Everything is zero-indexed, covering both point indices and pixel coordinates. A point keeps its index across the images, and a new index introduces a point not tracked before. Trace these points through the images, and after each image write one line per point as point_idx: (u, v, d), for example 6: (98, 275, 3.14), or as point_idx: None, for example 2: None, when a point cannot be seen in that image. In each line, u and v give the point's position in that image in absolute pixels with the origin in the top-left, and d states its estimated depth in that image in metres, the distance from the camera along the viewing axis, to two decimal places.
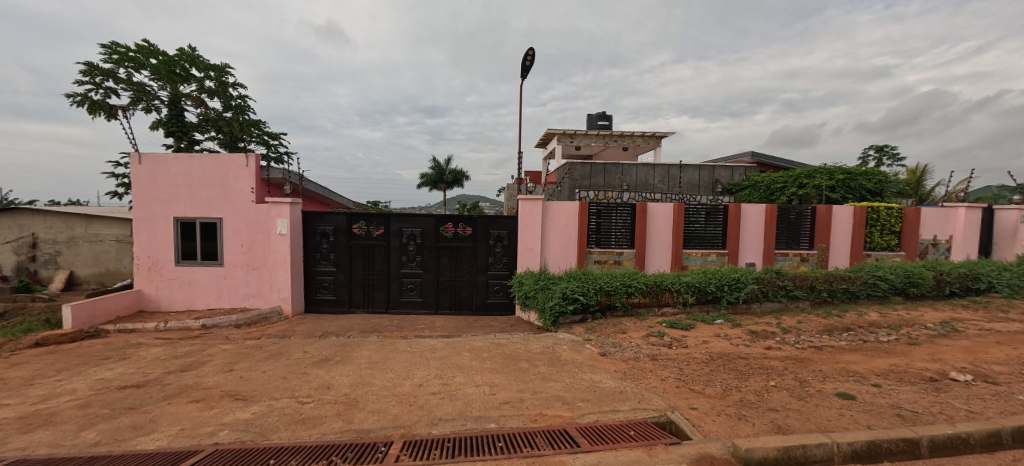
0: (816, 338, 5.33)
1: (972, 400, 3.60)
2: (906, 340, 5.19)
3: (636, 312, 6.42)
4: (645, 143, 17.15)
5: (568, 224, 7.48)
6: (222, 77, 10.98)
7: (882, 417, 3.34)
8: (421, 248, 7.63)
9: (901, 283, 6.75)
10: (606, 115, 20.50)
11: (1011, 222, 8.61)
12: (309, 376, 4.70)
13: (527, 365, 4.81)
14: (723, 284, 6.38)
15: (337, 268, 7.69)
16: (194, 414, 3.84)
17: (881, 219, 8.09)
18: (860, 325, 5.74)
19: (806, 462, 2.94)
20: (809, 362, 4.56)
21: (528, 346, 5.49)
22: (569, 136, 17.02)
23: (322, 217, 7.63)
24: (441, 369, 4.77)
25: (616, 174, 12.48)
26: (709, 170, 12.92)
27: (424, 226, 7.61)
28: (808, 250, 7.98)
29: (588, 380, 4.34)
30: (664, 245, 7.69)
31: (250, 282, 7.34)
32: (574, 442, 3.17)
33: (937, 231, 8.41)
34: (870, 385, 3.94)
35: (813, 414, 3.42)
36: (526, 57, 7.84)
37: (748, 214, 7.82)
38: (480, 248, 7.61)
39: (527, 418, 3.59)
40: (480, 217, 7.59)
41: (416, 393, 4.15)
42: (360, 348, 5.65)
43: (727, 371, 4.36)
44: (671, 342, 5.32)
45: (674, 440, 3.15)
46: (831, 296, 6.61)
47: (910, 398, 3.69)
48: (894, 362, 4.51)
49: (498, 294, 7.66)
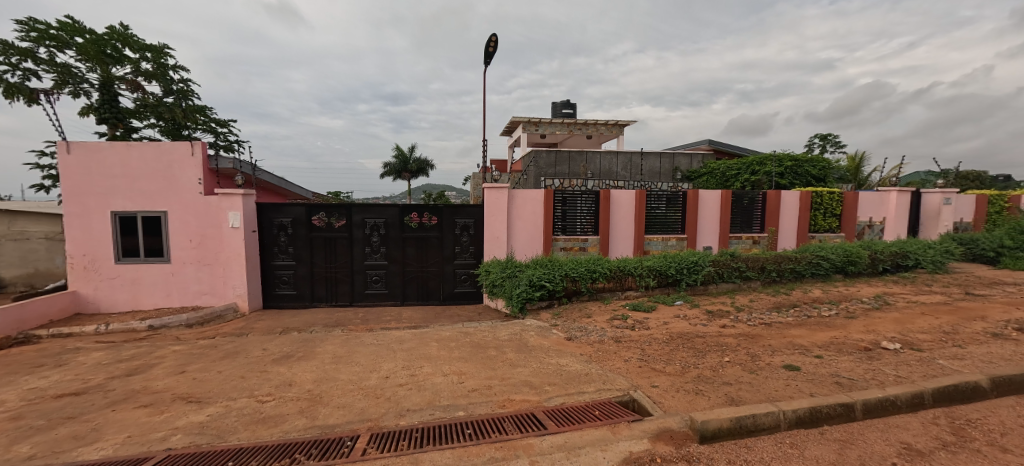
0: (766, 314, 5.68)
1: (900, 366, 3.96)
2: (844, 314, 5.63)
3: (600, 297, 6.59)
4: (609, 131, 17.47)
5: (534, 212, 7.53)
6: (160, 58, 10.15)
7: (823, 385, 3.61)
8: (386, 239, 7.46)
9: (841, 262, 7.28)
10: (571, 103, 20.66)
11: (936, 204, 9.46)
12: (269, 374, 4.52)
13: (495, 352, 4.85)
14: (682, 267, 6.65)
15: (297, 262, 7.39)
16: (142, 420, 3.61)
17: (824, 203, 8.66)
18: (805, 301, 6.16)
19: (756, 430, 3.14)
20: (760, 338, 4.86)
21: (496, 334, 5.53)
22: (534, 124, 17.06)
23: (279, 209, 7.28)
24: (409, 360, 4.72)
25: (581, 162, 12.63)
26: (669, 157, 13.34)
27: (388, 216, 7.43)
28: (759, 233, 8.44)
29: (555, 364, 4.43)
30: (627, 231, 7.90)
31: (202, 279, 6.93)
32: (541, 424, 3.24)
33: (872, 214, 9.10)
34: (813, 357, 4.26)
35: (763, 386, 3.65)
36: (489, 43, 7.71)
37: (706, 200, 8.15)
38: (447, 238, 7.53)
39: (495, 404, 3.62)
40: (446, 207, 7.49)
41: (383, 385, 4.08)
42: (323, 343, 5.49)
43: (685, 350, 4.57)
44: (634, 324, 5.50)
45: (635, 417, 3.28)
46: (780, 276, 7.05)
47: (848, 366, 4.01)
48: (834, 334, 4.88)
49: (466, 283, 7.64)
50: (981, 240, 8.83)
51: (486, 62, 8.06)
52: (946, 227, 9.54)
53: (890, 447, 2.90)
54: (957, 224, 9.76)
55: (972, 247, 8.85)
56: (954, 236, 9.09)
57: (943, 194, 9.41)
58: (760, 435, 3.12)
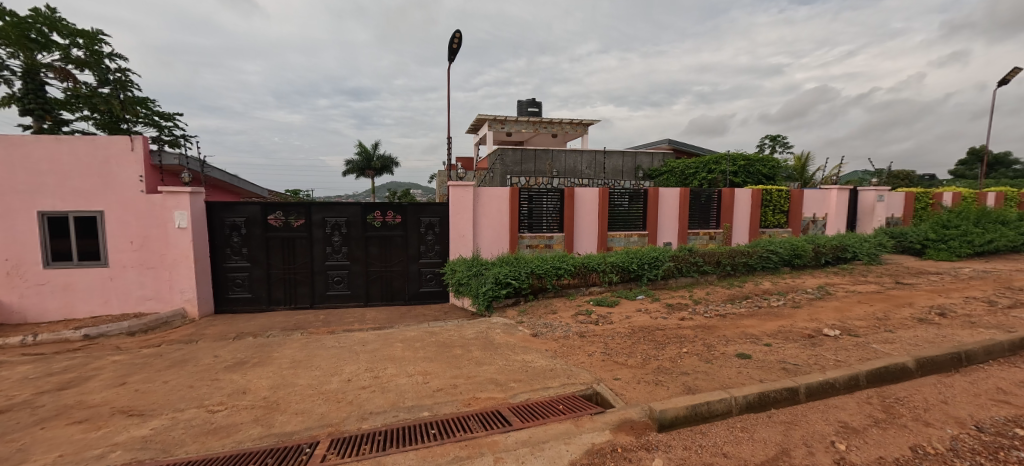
0: (721, 306, 5.97)
1: (839, 351, 4.27)
2: (791, 303, 6.01)
3: (566, 293, 6.69)
4: (573, 129, 17.75)
5: (500, 210, 7.54)
6: (94, 45, 9.36)
7: (771, 371, 3.84)
8: (348, 239, 7.24)
9: (788, 255, 7.75)
10: (536, 102, 20.79)
11: (870, 201, 10.27)
12: (221, 382, 4.29)
13: (461, 351, 4.81)
14: (644, 262, 6.87)
15: (252, 264, 7.04)
16: (76, 437, 3.33)
17: (773, 200, 9.19)
18: (757, 293, 6.52)
19: (710, 417, 3.29)
20: (715, 329, 5.09)
21: (462, 332, 5.50)
22: (500, 122, 17.06)
23: (231, 208, 6.90)
24: (372, 361, 4.61)
25: (546, 160, 12.75)
26: (632, 156, 13.70)
27: (350, 215, 7.21)
28: (715, 229, 8.84)
29: (520, 360, 4.47)
30: (591, 228, 8.08)
31: (146, 284, 6.47)
32: (506, 421, 3.26)
33: (816, 210, 9.74)
34: (763, 345, 4.51)
35: (717, 374, 3.83)
36: (453, 40, 7.63)
37: (666, 198, 8.46)
38: (411, 237, 7.40)
39: (461, 402, 3.60)
40: (410, 205, 7.36)
41: (345, 389, 3.96)
42: (281, 347, 5.26)
43: (646, 342, 4.72)
44: (597, 319, 5.63)
45: (598, 410, 3.37)
46: (734, 269, 7.42)
47: (794, 353, 4.28)
48: (782, 323, 5.20)
49: (432, 283, 7.55)
50: (909, 233, 9.67)
51: (450, 58, 7.96)
52: (879, 221, 10.37)
53: (829, 427, 3.12)
54: (889, 219, 10.63)
55: (901, 240, 9.67)
56: (887, 229, 9.89)
57: (877, 192, 10.23)
58: (713, 421, 3.27)
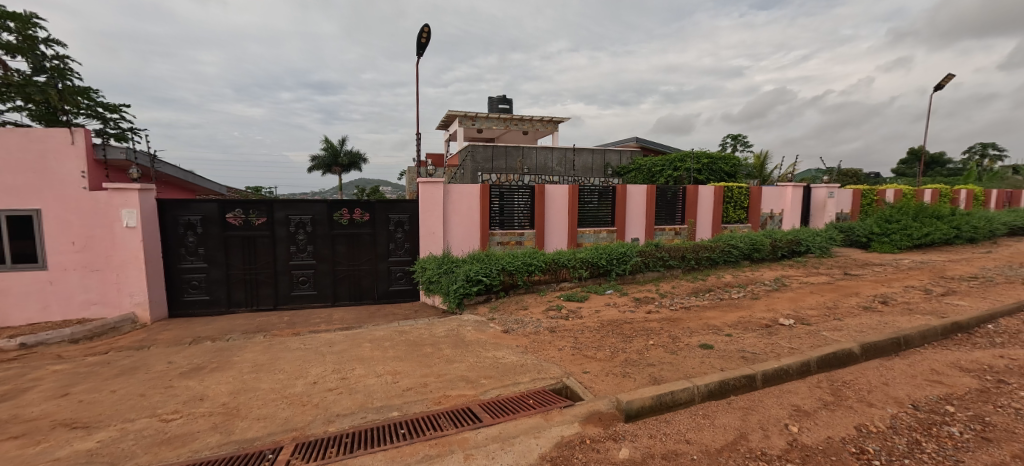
0: (685, 299, 6.18)
1: (793, 339, 4.52)
2: (750, 295, 6.30)
3: (536, 289, 6.74)
4: (544, 126, 17.86)
5: (470, 207, 7.50)
6: (27, 30, 8.60)
7: (731, 360, 4.01)
8: (313, 237, 7.01)
9: (748, 249, 8.12)
10: (507, 99, 20.77)
11: (822, 198, 10.91)
12: (176, 389, 4.06)
13: (432, 349, 4.76)
14: (612, 258, 7.01)
15: (209, 264, 6.70)
16: (10, 454, 3.07)
17: (734, 196, 9.61)
18: (719, 286, 6.79)
19: (674, 406, 3.40)
20: (680, 321, 5.26)
21: (433, 330, 5.44)
22: (470, 118, 16.92)
23: (185, 206, 6.53)
24: (339, 363, 4.49)
25: (517, 157, 12.78)
26: (601, 153, 13.93)
27: (315, 212, 6.99)
28: (680, 225, 9.14)
29: (491, 357, 4.47)
30: (561, 225, 8.19)
31: (91, 287, 6.03)
32: (476, 418, 3.26)
33: (774, 206, 10.23)
34: (724, 335, 4.71)
35: (681, 365, 3.97)
36: (421, 34, 7.50)
37: (633, 195, 8.67)
38: (380, 234, 7.25)
39: (430, 401, 3.57)
40: (378, 202, 7.21)
41: (310, 392, 3.85)
42: (242, 351, 5.05)
43: (615, 336, 4.83)
44: (567, 314, 5.71)
45: (567, 403, 3.42)
46: (698, 263, 7.70)
47: (752, 342, 4.50)
48: (742, 314, 5.45)
49: (402, 281, 7.43)
50: (856, 228, 10.34)
51: (419, 53, 7.82)
52: (830, 217, 11.04)
53: (783, 411, 3.30)
54: (839, 214, 11.32)
55: (849, 234, 10.32)
56: (837, 224, 10.53)
57: (827, 189, 10.88)
58: (677, 409, 3.39)
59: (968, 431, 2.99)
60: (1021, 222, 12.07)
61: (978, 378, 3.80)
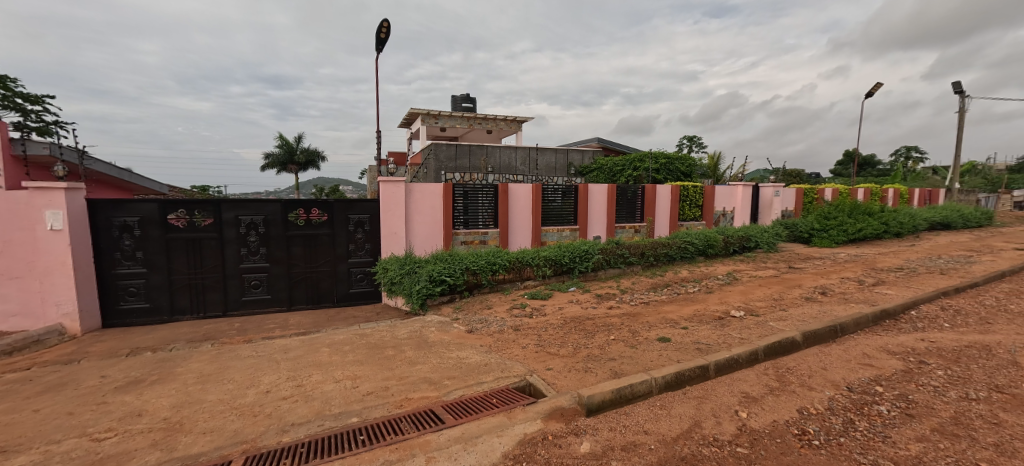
0: (645, 294, 6.39)
1: (743, 330, 4.77)
2: (704, 289, 6.61)
3: (501, 288, 6.75)
4: (508, 126, 17.92)
5: (433, 206, 7.40)
6: None
7: (687, 352, 4.18)
8: (266, 239, 6.67)
9: (703, 246, 8.50)
10: (470, 98, 20.67)
11: (768, 196, 11.61)
12: (111, 405, 3.75)
13: (394, 351, 4.66)
14: (575, 256, 7.14)
15: (149, 269, 6.23)
16: None
17: (689, 195, 10.04)
18: (676, 281, 7.07)
19: (634, 398, 3.51)
20: (640, 315, 5.43)
21: (395, 332, 5.32)
22: (433, 117, 16.70)
23: (120, 206, 6.03)
24: (294, 370, 4.30)
25: (481, 156, 12.74)
26: (564, 153, 14.14)
27: (268, 213, 6.66)
28: (640, 223, 9.44)
29: (454, 357, 4.43)
30: (525, 223, 8.24)
31: (9, 298, 5.39)
32: (439, 419, 3.22)
33: (726, 204, 10.77)
34: (680, 328, 4.91)
35: (640, 358, 4.09)
36: (380, 29, 7.31)
37: (595, 194, 8.87)
38: (339, 235, 7.01)
39: (392, 405, 3.49)
40: (337, 202, 6.97)
41: (263, 401, 3.66)
42: (187, 361, 4.72)
43: (577, 332, 4.93)
44: (531, 312, 5.75)
45: (530, 400, 3.45)
46: (657, 260, 7.98)
47: (706, 334, 4.71)
48: (697, 307, 5.70)
49: (363, 283, 7.22)
50: (799, 224, 11.06)
51: (378, 49, 7.63)
52: (776, 214, 11.77)
53: (734, 398, 3.48)
54: (784, 212, 12.08)
55: (793, 229, 11.05)
56: (782, 221, 11.26)
57: (773, 188, 11.59)
58: (636, 401, 3.50)
59: (894, 409, 3.28)
60: (938, 217, 13.40)
61: (903, 360, 4.18)
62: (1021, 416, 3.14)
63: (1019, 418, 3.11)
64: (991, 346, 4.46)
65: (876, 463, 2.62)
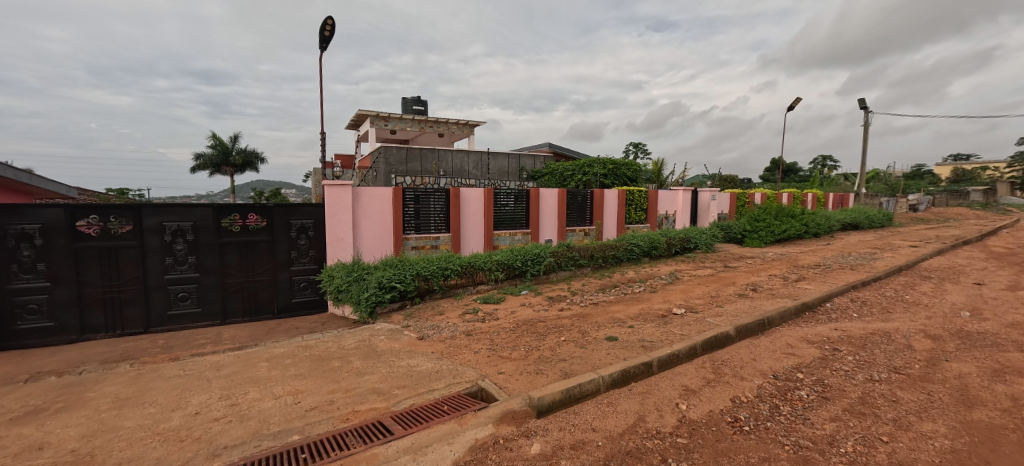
0: (594, 295, 6.60)
1: (684, 326, 5.08)
2: (649, 288, 6.95)
3: (453, 293, 6.68)
4: (460, 130, 17.89)
5: (383, 210, 7.20)
6: None
7: (632, 350, 4.37)
8: (196, 247, 6.16)
9: (648, 247, 8.94)
10: (422, 100, 20.38)
11: (706, 200, 12.45)
12: (4, 439, 3.27)
13: (340, 363, 4.47)
14: (527, 259, 7.24)
15: (53, 283, 5.51)
16: None
17: (635, 199, 10.53)
18: (623, 281, 7.37)
19: (582, 397, 3.62)
20: (589, 316, 5.61)
21: (341, 343, 5.11)
22: (383, 119, 16.28)
23: (16, 212, 5.28)
24: (228, 388, 4.00)
25: (432, 160, 12.56)
26: (516, 158, 14.31)
27: (198, 218, 6.16)
28: (590, 226, 9.75)
29: (405, 366, 4.32)
30: (477, 228, 8.24)
31: None
32: (388, 431, 3.12)
33: (668, 207, 11.41)
34: (627, 327, 5.13)
35: (589, 358, 4.22)
36: (324, 27, 7.03)
37: (546, 198, 9.05)
38: (280, 242, 6.63)
39: (338, 419, 3.34)
40: (277, 206, 6.59)
41: (191, 424, 3.36)
42: (101, 384, 4.24)
43: (529, 334, 4.99)
44: (484, 316, 5.75)
45: (482, 405, 3.45)
46: (605, 262, 8.28)
47: (651, 331, 4.96)
48: (642, 306, 5.98)
49: (306, 292, 6.88)
50: (733, 226, 11.95)
51: (322, 47, 7.32)
52: (713, 217, 12.63)
53: (675, 391, 3.68)
54: (721, 215, 12.99)
55: (728, 231, 11.92)
56: (718, 223, 12.10)
57: (710, 193, 12.45)
58: (584, 400, 3.61)
59: (812, 393, 3.63)
60: (849, 218, 15.03)
61: (820, 348, 4.64)
62: (914, 393, 3.59)
63: (912, 395, 3.56)
64: (891, 332, 5.07)
65: (797, 443, 2.89)
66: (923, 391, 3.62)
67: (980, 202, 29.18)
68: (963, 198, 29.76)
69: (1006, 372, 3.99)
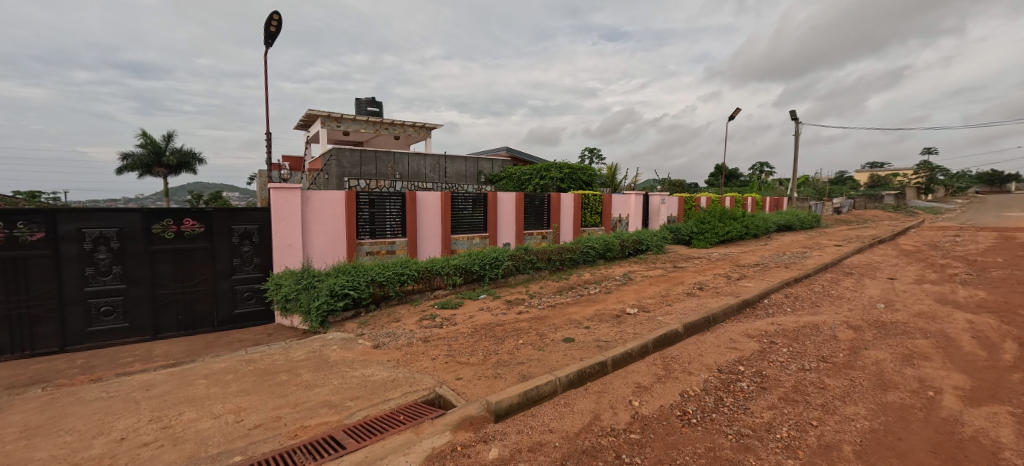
0: (552, 298, 6.71)
1: (636, 325, 5.29)
2: (604, 289, 7.17)
3: (409, 299, 6.55)
4: (417, 132, 17.62)
5: (335, 215, 6.94)
6: None
7: (588, 350, 4.49)
8: (122, 256, 5.62)
9: (602, 249, 9.22)
10: (377, 102, 19.88)
11: (656, 204, 13.06)
12: None
13: (288, 376, 4.25)
14: (485, 263, 7.24)
15: None
16: None
17: (591, 203, 10.84)
18: (580, 283, 7.55)
19: (540, 399, 3.66)
20: (547, 318, 5.69)
21: (290, 355, 4.85)
22: (335, 119, 15.69)
23: None
24: (159, 409, 3.67)
25: (388, 162, 12.24)
26: (474, 161, 14.27)
27: (125, 224, 5.63)
28: (547, 229, 9.92)
29: (359, 376, 4.18)
30: (434, 232, 8.13)
31: None
32: (340, 446, 3.00)
33: (621, 211, 11.86)
34: (583, 327, 5.26)
35: (547, 360, 4.29)
36: (269, 21, 6.68)
37: (503, 202, 9.11)
38: (220, 249, 6.22)
39: (284, 436, 3.16)
40: (217, 211, 6.19)
41: (116, 451, 3.06)
42: (4, 413, 3.74)
43: (488, 339, 4.99)
44: (441, 322, 5.67)
45: (438, 413, 3.40)
46: (562, 264, 8.45)
47: (606, 331, 5.12)
48: (598, 307, 6.17)
49: (250, 302, 6.48)
50: (682, 228, 12.62)
51: (267, 43, 6.95)
52: (663, 220, 13.27)
53: (628, 389, 3.82)
54: (670, 217, 13.67)
55: (677, 233, 12.58)
56: (668, 225, 12.73)
57: (660, 197, 13.08)
58: (542, 402, 3.66)
59: (752, 384, 3.90)
60: (783, 220, 16.34)
61: (758, 341, 4.99)
62: (838, 380, 3.96)
63: (837, 381, 3.91)
64: (819, 325, 5.55)
65: (739, 432, 3.09)
66: (846, 378, 4.00)
67: (892, 205, 32.72)
68: (879, 201, 33.20)
69: (914, 356, 4.50)
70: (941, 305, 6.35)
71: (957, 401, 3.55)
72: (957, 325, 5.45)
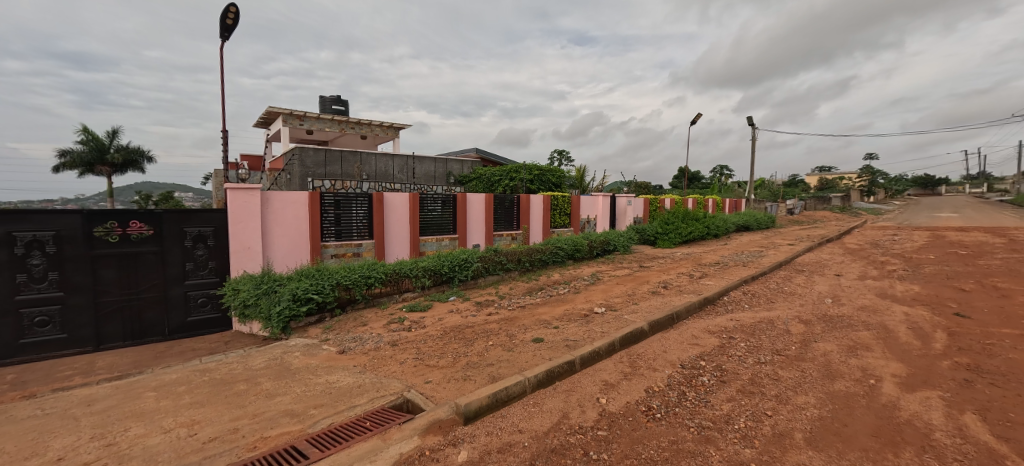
0: (521, 298, 6.75)
1: (604, 324, 5.41)
2: (573, 289, 7.28)
3: (377, 302, 6.40)
4: (384, 132, 17.27)
5: (298, 216, 6.70)
6: None
7: (556, 350, 4.55)
8: (59, 261, 5.18)
9: (571, 250, 9.37)
10: (342, 100, 19.33)
11: (623, 205, 13.41)
12: None
13: (247, 385, 4.06)
14: (454, 265, 7.20)
15: None
16: None
17: (560, 204, 10.99)
18: (549, 284, 7.64)
19: (509, 400, 3.68)
20: (517, 319, 5.73)
21: (249, 363, 4.64)
22: (297, 118, 15.13)
23: None
24: (102, 426, 3.42)
25: (354, 162, 11.93)
26: (443, 162, 14.15)
27: (62, 227, 5.21)
28: (517, 230, 9.98)
29: (324, 383, 4.05)
30: (402, 234, 8.00)
31: None
32: (303, 456, 2.90)
33: (589, 212, 12.10)
34: (552, 328, 5.33)
35: (517, 360, 4.31)
36: (225, 14, 6.36)
37: (473, 203, 9.08)
38: (171, 253, 5.87)
39: (242, 448, 3.01)
40: (168, 213, 5.85)
41: None
42: None
43: (457, 341, 4.96)
44: (410, 325, 5.59)
45: (406, 418, 3.34)
46: (532, 265, 8.52)
47: (574, 331, 5.20)
48: (567, 307, 6.26)
49: (205, 309, 6.15)
50: (647, 228, 13.01)
51: (223, 36, 6.62)
52: (630, 221, 13.65)
53: (596, 387, 3.91)
54: (636, 218, 14.07)
55: (643, 233, 12.95)
56: (634, 226, 13.09)
57: (626, 198, 13.44)
58: (512, 402, 3.67)
59: (712, 378, 4.08)
60: (741, 221, 17.17)
61: (718, 337, 5.22)
62: (791, 371, 4.20)
63: (790, 373, 4.15)
64: (773, 320, 5.87)
65: (700, 424, 3.23)
66: (797, 369, 4.25)
67: (839, 206, 35.07)
68: (827, 203, 35.47)
69: (857, 347, 4.84)
70: (881, 299, 6.86)
71: (895, 387, 3.85)
72: (894, 318, 5.90)
